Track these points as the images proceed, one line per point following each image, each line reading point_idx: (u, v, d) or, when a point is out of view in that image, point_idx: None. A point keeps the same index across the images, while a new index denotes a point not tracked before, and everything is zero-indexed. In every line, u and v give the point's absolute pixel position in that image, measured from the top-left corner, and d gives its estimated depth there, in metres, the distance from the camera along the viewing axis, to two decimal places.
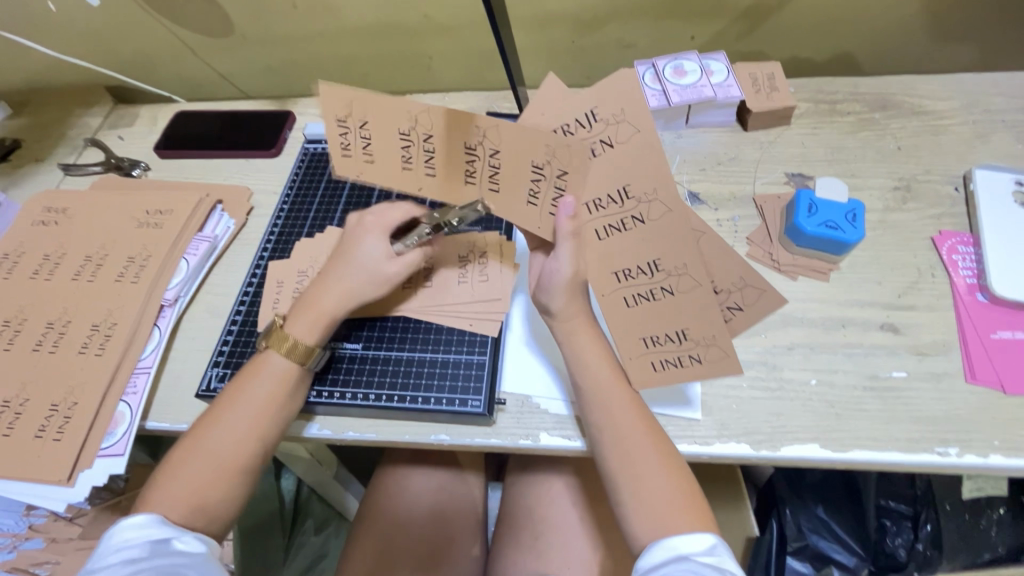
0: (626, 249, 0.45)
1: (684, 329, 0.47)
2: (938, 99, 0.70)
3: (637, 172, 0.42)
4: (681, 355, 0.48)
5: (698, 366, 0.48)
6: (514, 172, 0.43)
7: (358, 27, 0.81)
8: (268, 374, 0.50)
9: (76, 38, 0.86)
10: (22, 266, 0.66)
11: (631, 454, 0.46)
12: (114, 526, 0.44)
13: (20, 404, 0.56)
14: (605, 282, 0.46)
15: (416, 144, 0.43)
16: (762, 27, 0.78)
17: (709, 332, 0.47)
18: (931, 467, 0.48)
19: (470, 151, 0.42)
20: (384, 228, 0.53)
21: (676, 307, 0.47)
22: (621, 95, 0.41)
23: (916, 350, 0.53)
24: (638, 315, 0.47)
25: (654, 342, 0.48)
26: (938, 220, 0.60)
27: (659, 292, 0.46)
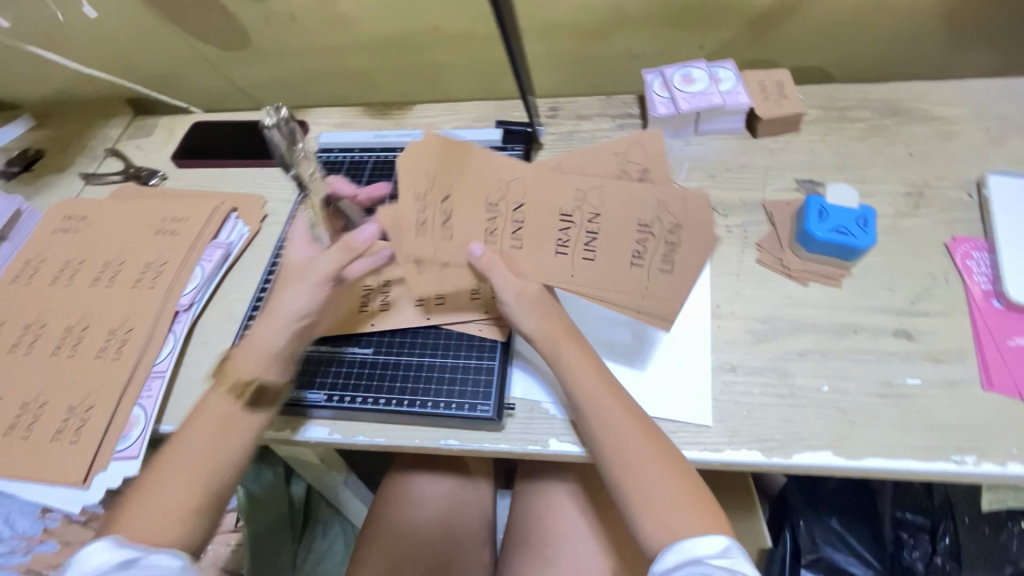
0: (544, 225, 0.48)
1: (640, 221, 0.47)
2: (950, 105, 0.69)
3: (487, 185, 0.46)
4: (666, 244, 0.48)
5: (679, 233, 0.47)
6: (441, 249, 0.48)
7: (370, 39, 0.82)
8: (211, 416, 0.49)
9: (99, 52, 0.89)
10: (43, 272, 0.67)
11: (631, 461, 0.46)
12: (84, 551, 0.44)
13: (38, 407, 0.57)
14: (558, 266, 0.49)
15: (433, 208, 0.46)
16: (771, 36, 0.78)
17: (652, 210, 0.47)
18: (948, 476, 0.47)
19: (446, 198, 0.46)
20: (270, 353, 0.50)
21: (615, 218, 0.48)
22: (417, 167, 0.45)
23: (931, 357, 0.52)
24: (607, 253, 0.48)
25: (639, 256, 0.48)
26: (951, 225, 0.60)
27: (591, 224, 0.48)
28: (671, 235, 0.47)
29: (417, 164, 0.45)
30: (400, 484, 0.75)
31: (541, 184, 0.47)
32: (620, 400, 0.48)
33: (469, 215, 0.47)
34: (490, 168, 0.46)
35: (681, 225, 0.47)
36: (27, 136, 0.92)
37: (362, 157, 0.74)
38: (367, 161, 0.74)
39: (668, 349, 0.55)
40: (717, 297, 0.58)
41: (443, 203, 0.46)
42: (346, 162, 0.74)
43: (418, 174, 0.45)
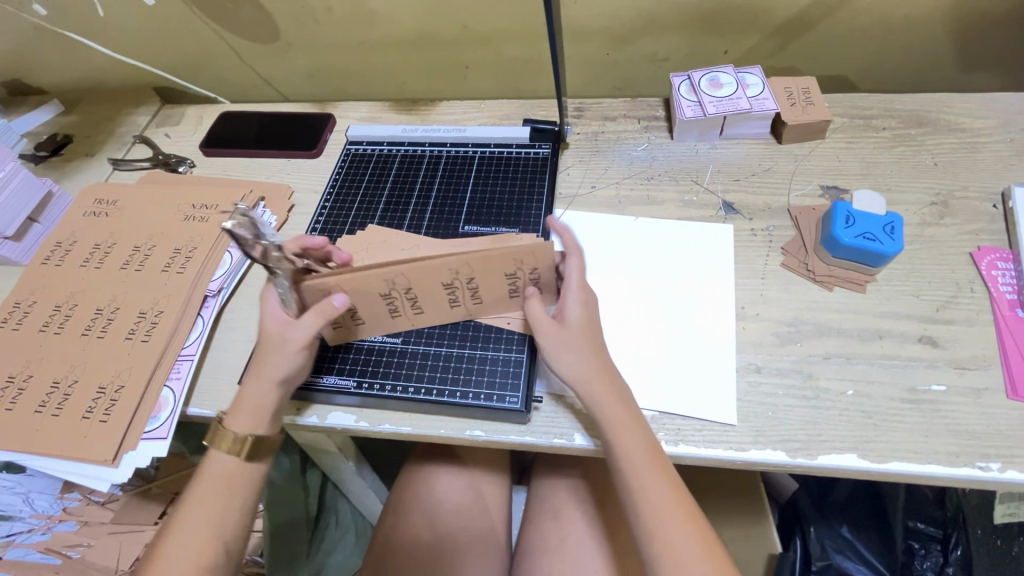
0: (439, 292, 0.52)
1: (506, 272, 0.50)
2: (975, 117, 0.70)
3: (378, 285, 0.50)
4: (532, 279, 0.51)
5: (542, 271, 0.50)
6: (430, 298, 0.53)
7: (398, 35, 0.83)
8: (211, 476, 0.50)
9: (130, 40, 0.90)
10: (74, 254, 0.68)
11: (666, 534, 0.44)
12: None
13: (69, 385, 0.58)
14: (462, 313, 0.55)
15: (460, 288, 0.52)
16: (796, 44, 0.79)
17: (511, 262, 0.49)
18: (972, 482, 0.47)
19: (449, 286, 0.52)
20: (256, 411, 0.50)
21: (484, 272, 0.50)
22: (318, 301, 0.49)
23: (956, 364, 0.52)
24: (490, 293, 0.53)
25: (515, 292, 0.53)
26: (976, 236, 0.60)
27: (471, 282, 0.51)
28: (535, 273, 0.51)
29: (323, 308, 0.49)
30: (419, 477, 0.76)
31: (420, 272, 0.49)
32: (662, 468, 0.46)
33: (371, 308, 0.53)
34: (371, 276, 0.49)
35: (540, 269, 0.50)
36: (56, 121, 0.94)
37: (391, 151, 0.76)
38: (396, 155, 0.75)
39: (693, 348, 0.56)
40: (741, 299, 0.58)
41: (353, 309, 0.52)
42: (374, 156, 0.75)
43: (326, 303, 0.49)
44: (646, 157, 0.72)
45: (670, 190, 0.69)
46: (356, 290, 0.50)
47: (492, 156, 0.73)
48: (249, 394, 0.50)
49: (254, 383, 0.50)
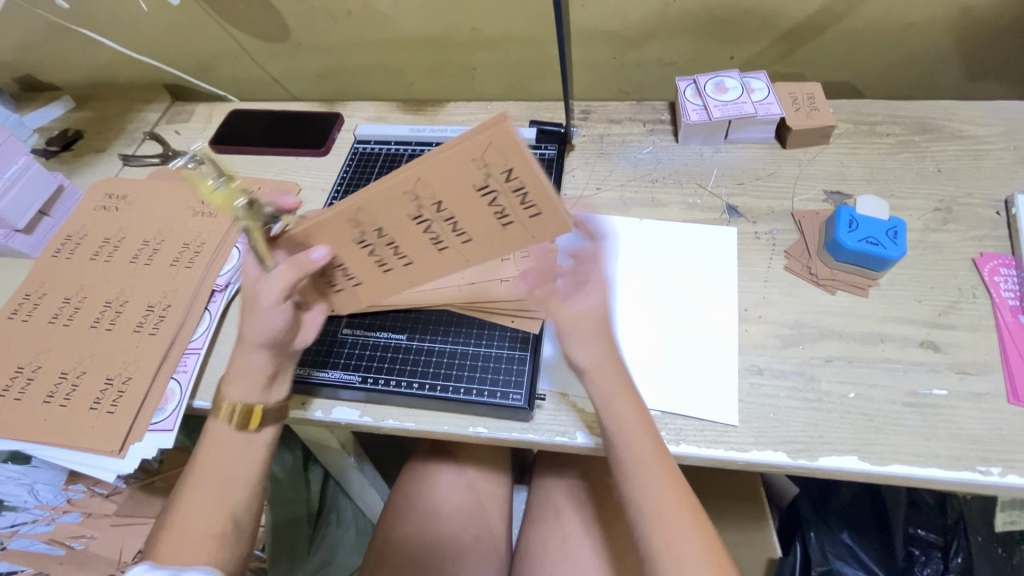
0: (411, 232, 0.42)
1: (480, 187, 0.38)
2: (979, 125, 0.70)
3: (354, 226, 0.42)
4: (515, 193, 0.38)
5: (517, 173, 0.37)
6: (410, 240, 0.43)
7: (407, 36, 0.84)
8: (213, 443, 0.50)
9: (142, 37, 0.91)
10: (83, 247, 0.69)
11: (665, 519, 0.43)
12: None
13: (77, 376, 0.59)
14: (451, 254, 0.43)
15: (435, 221, 0.41)
16: (802, 50, 0.79)
17: (476, 167, 0.37)
18: (973, 486, 0.47)
19: (419, 219, 0.41)
20: (243, 373, 0.49)
21: (445, 190, 0.39)
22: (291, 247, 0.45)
23: (957, 369, 0.52)
24: (476, 228, 0.41)
25: (503, 212, 0.40)
26: (979, 242, 0.61)
27: (442, 209, 0.40)
28: (509, 179, 0.38)
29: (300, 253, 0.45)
30: (421, 474, 0.76)
31: (379, 201, 0.41)
32: (666, 464, 0.46)
33: (358, 262, 0.46)
34: (328, 217, 0.42)
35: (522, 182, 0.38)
36: (67, 117, 0.95)
37: (398, 151, 0.76)
38: (403, 155, 0.76)
39: (696, 348, 0.56)
40: (744, 301, 0.59)
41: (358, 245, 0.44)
42: (382, 155, 0.76)
43: (320, 241, 0.44)
44: (650, 160, 0.73)
45: (675, 193, 0.69)
46: (336, 241, 0.44)
47: None
48: (239, 360, 0.50)
49: (245, 351, 0.49)
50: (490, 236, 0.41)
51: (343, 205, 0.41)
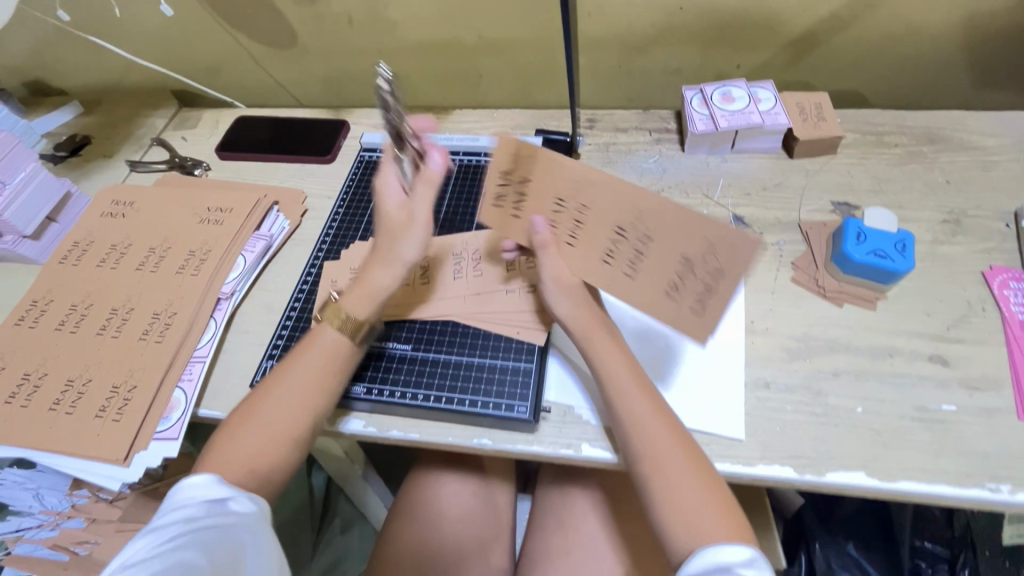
0: (597, 232, 0.49)
1: (685, 255, 0.46)
2: (988, 135, 0.70)
3: (559, 184, 0.48)
4: (703, 285, 0.46)
5: (725, 277, 0.45)
6: (594, 233, 0.49)
7: (414, 43, 0.84)
8: (304, 369, 0.51)
9: (150, 44, 0.92)
10: (90, 254, 0.69)
11: (665, 464, 0.45)
12: (178, 484, 0.45)
13: (83, 384, 0.59)
14: (601, 275, 0.50)
15: (628, 243, 0.48)
16: (809, 59, 0.79)
17: (704, 242, 0.45)
18: (982, 504, 0.47)
19: (620, 232, 0.48)
20: (371, 293, 0.52)
21: (664, 235, 0.46)
22: (507, 148, 0.48)
23: (967, 384, 0.52)
24: (647, 277, 0.48)
25: (675, 289, 0.47)
26: (988, 254, 0.60)
27: (642, 243, 0.47)
28: (712, 272, 0.45)
29: (509, 148, 0.48)
30: (425, 482, 0.76)
31: (610, 193, 0.46)
32: (663, 416, 0.48)
33: (515, 221, 0.51)
34: (563, 169, 0.47)
35: (722, 270, 0.45)
36: (75, 123, 0.95)
37: None
38: None
39: (701, 360, 0.56)
40: (751, 313, 0.59)
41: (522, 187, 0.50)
42: None
43: (502, 155, 0.48)
44: (657, 169, 0.73)
45: (682, 203, 0.69)
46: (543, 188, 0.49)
47: None
48: (373, 274, 0.52)
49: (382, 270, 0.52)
50: (644, 287, 0.48)
51: (558, 154, 0.47)
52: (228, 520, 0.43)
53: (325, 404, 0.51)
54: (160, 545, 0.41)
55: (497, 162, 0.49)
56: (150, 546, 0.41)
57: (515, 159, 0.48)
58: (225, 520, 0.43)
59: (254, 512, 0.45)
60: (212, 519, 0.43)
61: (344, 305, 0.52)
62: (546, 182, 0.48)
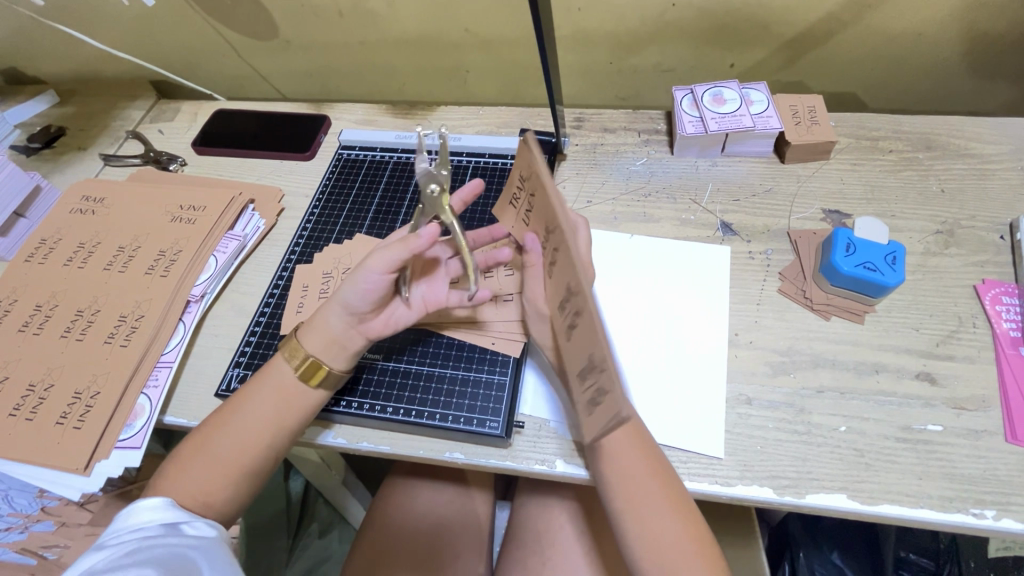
0: (560, 283, 0.43)
1: (592, 357, 0.38)
2: (987, 142, 0.67)
3: (546, 213, 0.43)
4: (600, 398, 0.38)
5: (611, 404, 0.36)
6: (560, 280, 0.43)
7: (398, 37, 0.81)
8: (248, 414, 0.48)
9: (126, 32, 0.89)
10: (57, 252, 0.67)
11: (641, 499, 0.44)
12: (128, 507, 0.45)
13: (45, 389, 0.57)
14: (557, 322, 0.45)
15: (572, 307, 0.41)
16: (805, 60, 0.77)
17: (603, 359, 0.37)
18: (966, 529, 0.46)
19: (570, 294, 0.41)
20: (319, 330, 0.50)
21: (588, 326, 0.38)
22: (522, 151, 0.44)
23: (954, 404, 0.50)
24: (574, 351, 0.42)
25: (584, 377, 0.40)
26: (982, 267, 0.58)
27: (574, 319, 0.41)
28: (603, 394, 0.37)
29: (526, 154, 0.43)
30: (402, 488, 0.75)
31: (569, 247, 0.40)
32: (644, 446, 0.46)
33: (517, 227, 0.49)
34: (549, 195, 0.42)
35: (609, 393, 0.37)
36: (49, 113, 0.92)
37: (384, 157, 0.74)
38: (389, 161, 0.74)
39: (683, 374, 0.54)
40: (735, 325, 0.57)
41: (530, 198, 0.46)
42: (367, 161, 0.74)
43: (521, 159, 0.45)
44: (644, 172, 0.70)
45: (668, 209, 0.67)
46: (540, 203, 0.44)
47: (487, 166, 0.71)
48: (325, 310, 0.50)
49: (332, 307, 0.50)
50: (572, 359, 0.42)
51: (548, 174, 0.41)
52: (185, 541, 0.43)
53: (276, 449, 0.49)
54: (113, 560, 0.40)
55: (520, 166, 0.46)
56: (101, 564, 0.40)
57: (527, 168, 0.45)
58: (182, 540, 0.43)
59: (212, 536, 0.45)
60: (168, 538, 0.42)
61: (301, 343, 0.50)
62: (548, 190, 0.42)
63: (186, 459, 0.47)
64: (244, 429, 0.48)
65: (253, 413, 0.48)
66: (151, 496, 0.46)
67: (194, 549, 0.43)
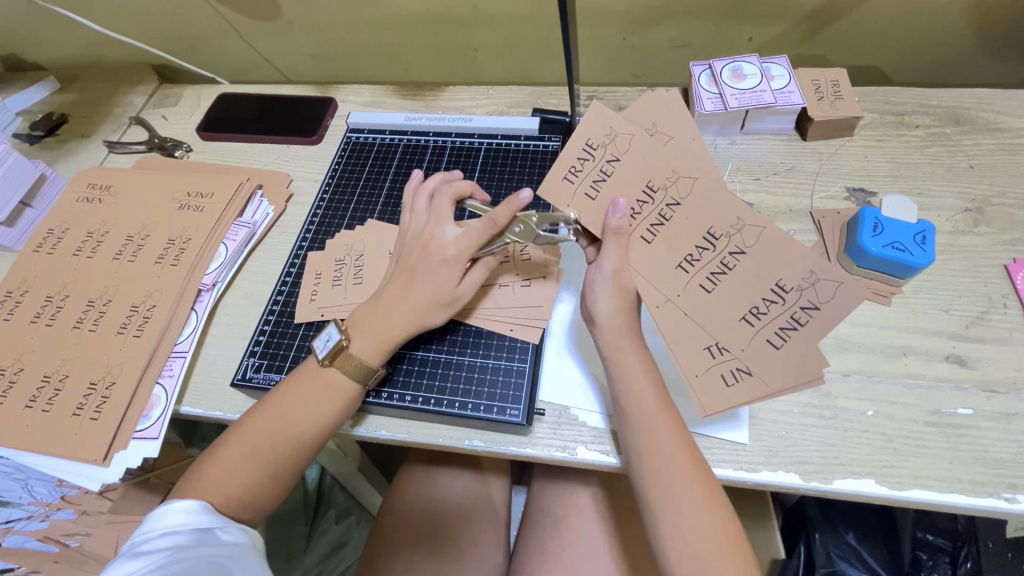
0: (680, 236, 0.43)
1: (780, 282, 0.41)
2: (1017, 116, 0.65)
3: (649, 170, 0.43)
4: (792, 320, 0.41)
5: (817, 315, 0.40)
6: (683, 234, 0.43)
7: (404, 15, 0.79)
8: (261, 416, 0.48)
9: (125, 15, 0.86)
10: (66, 242, 0.66)
11: (676, 487, 0.43)
12: (156, 509, 0.44)
13: (60, 381, 0.57)
14: (672, 281, 0.44)
15: (716, 253, 0.42)
16: (826, 32, 0.74)
17: (804, 274, 0.40)
18: (997, 514, 0.45)
19: (712, 239, 0.42)
20: (384, 337, 0.49)
21: (759, 256, 0.42)
22: (648, 109, 0.44)
23: (985, 387, 0.49)
24: (725, 296, 0.42)
25: (757, 316, 0.42)
26: (1013, 246, 0.57)
27: (732, 257, 0.42)
28: (801, 313, 0.40)
29: (653, 108, 0.44)
30: (418, 474, 0.75)
31: (712, 190, 0.42)
32: (682, 436, 0.45)
33: (577, 206, 0.45)
34: (670, 151, 0.43)
35: (821, 309, 0.40)
36: (50, 100, 0.90)
37: (393, 140, 0.72)
38: (398, 144, 0.72)
39: None
40: None
41: (607, 163, 0.45)
42: (376, 145, 0.72)
43: (639, 116, 0.45)
44: None
45: None
46: (642, 159, 0.44)
47: (499, 148, 0.69)
48: (390, 318, 0.49)
49: (393, 309, 0.50)
50: (714, 307, 0.43)
51: (694, 129, 0.42)
52: (219, 550, 0.43)
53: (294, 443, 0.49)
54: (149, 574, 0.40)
55: (589, 132, 0.45)
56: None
57: (605, 131, 0.45)
58: (218, 550, 0.43)
59: (244, 542, 0.45)
60: (204, 549, 0.42)
61: (351, 350, 0.49)
62: (657, 145, 0.43)
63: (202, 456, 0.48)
64: (268, 422, 0.48)
65: (269, 409, 0.48)
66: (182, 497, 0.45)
67: (230, 559, 0.43)
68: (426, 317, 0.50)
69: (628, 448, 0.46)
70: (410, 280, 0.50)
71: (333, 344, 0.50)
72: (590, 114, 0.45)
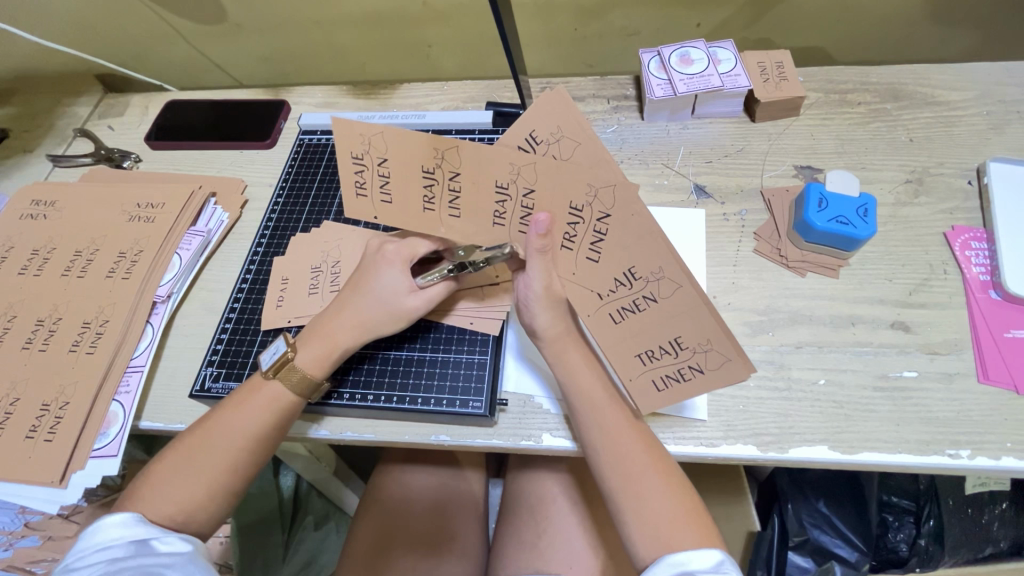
0: (599, 263, 0.44)
1: (678, 339, 0.44)
2: (952, 89, 0.67)
3: (569, 191, 0.41)
4: (677, 370, 0.45)
5: (701, 377, 0.44)
6: (606, 263, 0.43)
7: (353, 13, 0.78)
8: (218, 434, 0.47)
9: (63, 24, 0.83)
10: (10, 261, 0.64)
11: (633, 476, 0.44)
12: (94, 524, 0.44)
13: (10, 404, 0.55)
14: (590, 303, 0.45)
15: (635, 291, 0.43)
16: (772, 14, 0.75)
17: (701, 340, 0.43)
18: (942, 469, 0.47)
19: (630, 277, 0.43)
20: (328, 344, 0.50)
21: (666, 311, 0.43)
22: (554, 112, 0.40)
23: (927, 349, 0.51)
24: (628, 331, 0.45)
25: (649, 358, 0.45)
26: (951, 214, 0.59)
27: (644, 300, 0.43)
28: (682, 371, 0.44)
29: (554, 109, 0.40)
30: (391, 475, 0.75)
31: (637, 217, 0.40)
32: (636, 426, 0.46)
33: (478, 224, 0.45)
34: (582, 176, 0.40)
35: (704, 372, 0.44)
36: None
37: None
38: None
39: None
40: (713, 288, 0.57)
41: (381, 167, 0.44)
42: (330, 145, 0.71)
43: (547, 120, 0.41)
44: (615, 140, 0.69)
45: (640, 174, 0.66)
46: (571, 171, 0.40)
47: None
48: (331, 323, 0.51)
49: (340, 314, 0.51)
50: (635, 326, 0.45)
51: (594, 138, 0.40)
52: (156, 560, 0.41)
53: (260, 453, 0.48)
54: None
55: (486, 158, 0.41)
56: None
57: (444, 151, 0.42)
58: (154, 559, 0.41)
59: (187, 550, 0.43)
60: (139, 559, 0.41)
61: (295, 361, 0.50)
62: (597, 159, 0.40)
63: (157, 478, 0.46)
64: (231, 432, 0.47)
65: (225, 425, 0.47)
66: (118, 512, 0.44)
67: (167, 568, 0.41)
68: (369, 326, 0.50)
69: (582, 442, 0.47)
70: (354, 284, 0.52)
71: (279, 356, 0.50)
72: (466, 155, 0.41)
